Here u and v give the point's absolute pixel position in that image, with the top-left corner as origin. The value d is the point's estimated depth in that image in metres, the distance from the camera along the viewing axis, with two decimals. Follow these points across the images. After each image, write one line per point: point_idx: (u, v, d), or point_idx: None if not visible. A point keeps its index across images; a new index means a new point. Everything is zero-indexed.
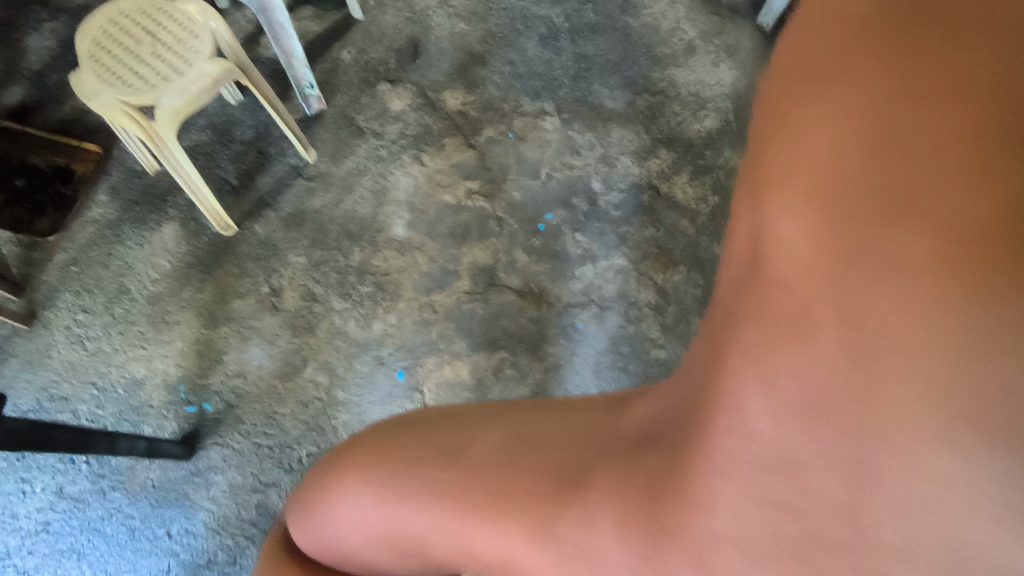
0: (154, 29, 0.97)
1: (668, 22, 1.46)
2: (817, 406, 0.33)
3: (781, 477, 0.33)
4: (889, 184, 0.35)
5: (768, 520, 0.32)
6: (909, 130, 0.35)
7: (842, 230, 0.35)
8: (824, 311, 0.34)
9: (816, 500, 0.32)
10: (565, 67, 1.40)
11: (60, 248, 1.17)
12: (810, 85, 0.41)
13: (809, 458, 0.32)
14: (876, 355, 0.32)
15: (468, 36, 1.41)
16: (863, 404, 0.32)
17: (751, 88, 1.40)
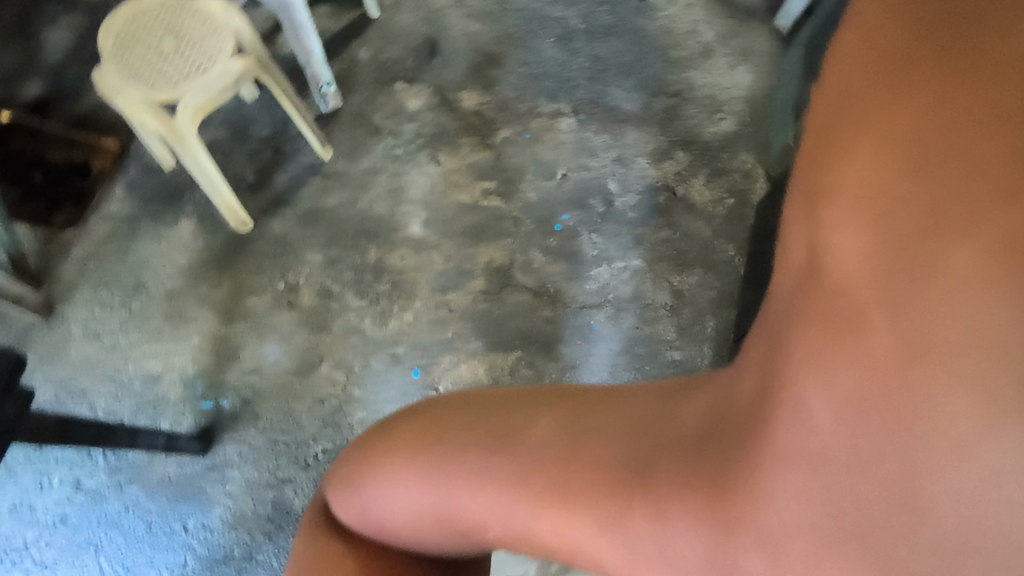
0: (178, 27, 0.97)
1: (684, 24, 1.46)
2: (864, 409, 0.29)
3: (827, 483, 0.30)
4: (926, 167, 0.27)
5: (819, 522, 0.30)
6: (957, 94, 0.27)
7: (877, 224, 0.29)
8: (865, 310, 0.29)
9: (864, 508, 0.29)
10: (580, 68, 1.40)
11: (77, 243, 1.17)
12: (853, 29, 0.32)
13: (858, 464, 0.29)
14: (921, 363, 0.27)
15: (484, 36, 1.41)
16: (910, 414, 0.28)
17: (767, 90, 1.40)
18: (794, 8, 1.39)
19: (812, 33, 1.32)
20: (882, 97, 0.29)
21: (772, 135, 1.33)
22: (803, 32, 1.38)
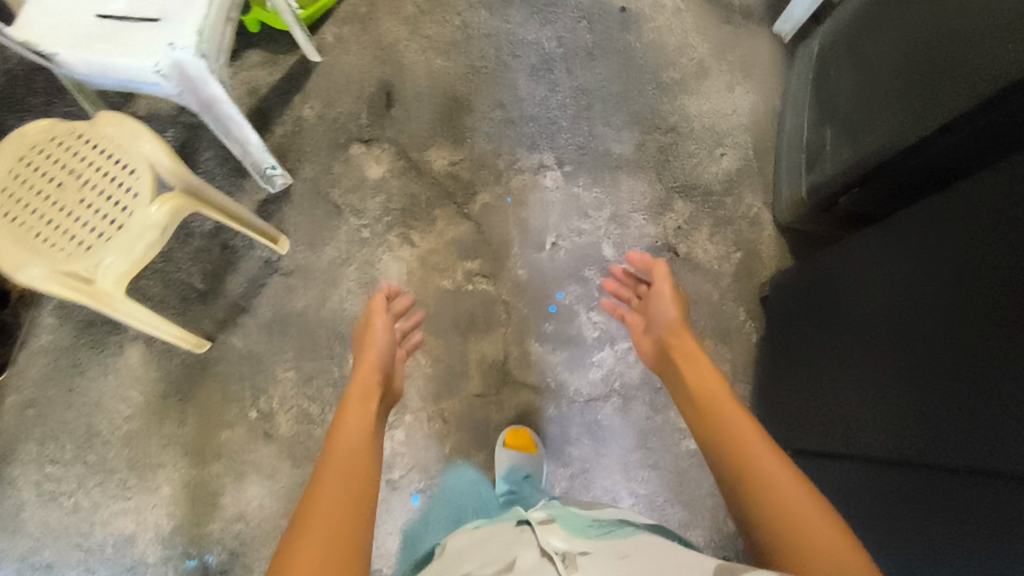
0: (77, 164, 0.79)
1: (675, 37, 1.27)
2: (344, 455, 0.67)
3: (349, 451, 0.68)
4: (349, 449, 0.68)
5: (338, 458, 0.67)
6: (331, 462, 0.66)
7: (340, 451, 0.68)
8: (338, 459, 0.66)
9: (344, 446, 0.69)
10: (564, 107, 1.21)
11: (11, 387, 1.03)
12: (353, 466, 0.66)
13: (348, 447, 0.69)
14: (343, 456, 0.67)
15: (449, 74, 1.21)
16: (354, 451, 0.68)
17: (770, 114, 1.24)
18: (800, 12, 1.20)
19: (822, 48, 1.14)
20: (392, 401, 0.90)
21: (781, 173, 1.18)
22: (813, 40, 1.19)
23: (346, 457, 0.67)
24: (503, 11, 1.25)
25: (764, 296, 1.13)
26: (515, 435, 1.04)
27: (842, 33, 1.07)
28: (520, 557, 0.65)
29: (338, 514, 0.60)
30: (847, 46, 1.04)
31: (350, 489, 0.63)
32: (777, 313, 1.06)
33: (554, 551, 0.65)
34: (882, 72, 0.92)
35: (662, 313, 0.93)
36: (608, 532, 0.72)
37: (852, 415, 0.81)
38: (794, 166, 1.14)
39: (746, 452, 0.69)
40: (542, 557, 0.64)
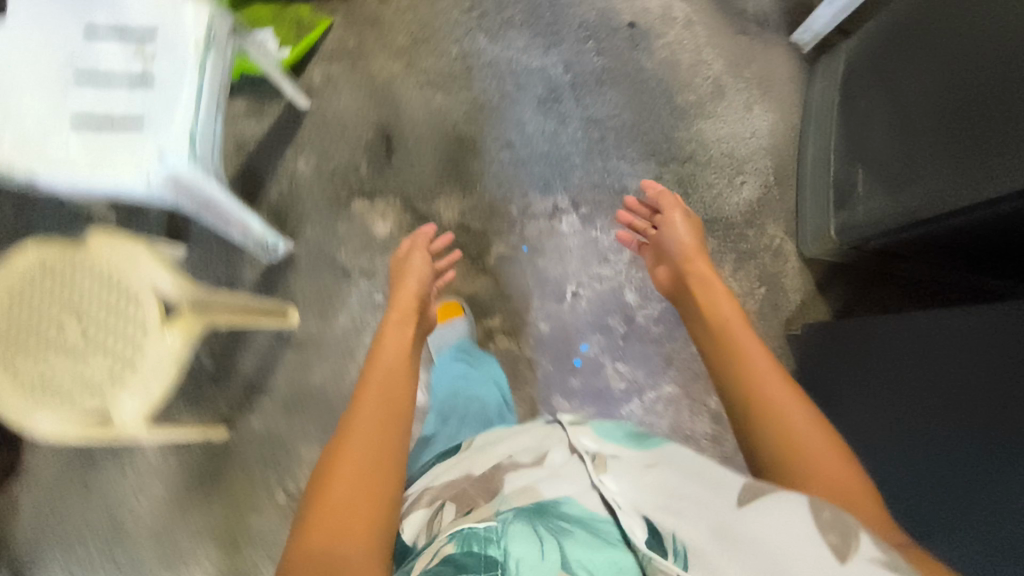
0: (73, 299, 0.72)
1: (688, 54, 1.18)
2: (381, 385, 0.73)
3: (385, 380, 0.74)
4: (385, 376, 0.74)
5: (376, 387, 0.72)
6: (372, 390, 0.72)
7: (377, 381, 0.73)
8: (373, 388, 0.72)
9: (380, 377, 0.74)
10: (575, 141, 1.14)
11: (26, 490, 0.99)
12: (386, 392, 0.71)
13: (382, 377, 0.74)
14: (381, 385, 0.73)
15: (451, 112, 1.13)
16: (391, 382, 0.74)
17: (792, 135, 1.18)
18: (822, 23, 1.12)
19: (849, 71, 1.07)
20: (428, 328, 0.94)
21: (804, 202, 1.14)
22: (837, 56, 1.11)
23: (386, 390, 0.72)
24: (503, 35, 1.15)
25: (792, 335, 1.11)
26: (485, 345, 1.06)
27: (873, 62, 1.01)
28: (551, 455, 0.63)
29: (371, 439, 0.65)
30: (883, 79, 0.97)
31: (386, 422, 0.68)
32: (811, 363, 1.05)
33: (584, 451, 0.62)
34: (919, 118, 0.88)
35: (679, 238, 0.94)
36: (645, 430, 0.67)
37: (892, 442, 0.84)
38: (821, 198, 1.09)
39: (752, 380, 0.68)
40: (572, 456, 0.62)
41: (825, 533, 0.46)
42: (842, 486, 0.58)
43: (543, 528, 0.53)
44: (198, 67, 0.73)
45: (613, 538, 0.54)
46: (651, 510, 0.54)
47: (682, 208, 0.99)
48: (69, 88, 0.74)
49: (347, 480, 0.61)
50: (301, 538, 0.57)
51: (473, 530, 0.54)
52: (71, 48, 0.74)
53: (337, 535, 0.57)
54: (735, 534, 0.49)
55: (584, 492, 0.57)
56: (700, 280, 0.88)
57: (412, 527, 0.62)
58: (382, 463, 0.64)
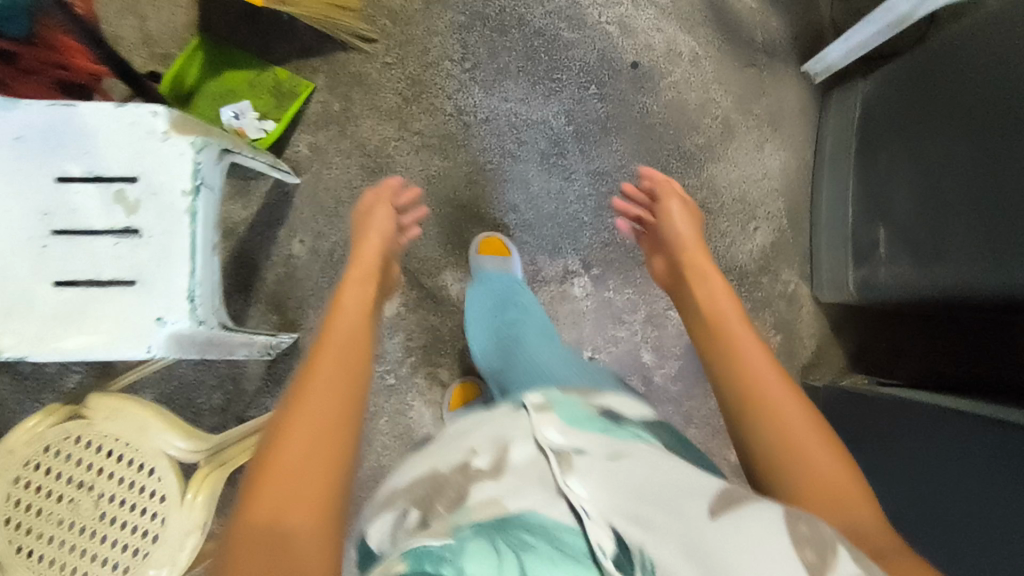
0: (82, 473, 0.68)
1: (696, 92, 1.11)
2: (349, 331, 0.63)
3: (345, 324, 0.64)
4: (344, 317, 0.65)
5: (336, 331, 0.62)
6: (334, 333, 0.62)
7: (336, 325, 0.63)
8: (335, 332, 0.62)
9: (341, 322, 0.64)
10: (582, 198, 1.08)
11: None
12: (348, 338, 0.61)
13: (342, 322, 0.65)
14: (342, 329, 0.63)
15: (450, 176, 1.06)
16: (352, 326, 0.64)
17: (807, 173, 1.12)
18: (836, 58, 1.05)
19: (867, 116, 1.00)
20: (388, 276, 0.84)
21: (821, 247, 1.08)
22: (851, 93, 1.04)
23: (347, 336, 0.62)
24: (499, 86, 1.07)
25: (810, 386, 1.09)
26: (485, 242, 1.04)
27: (892, 111, 0.95)
28: (510, 452, 0.53)
29: (337, 386, 0.55)
30: (904, 124, 0.92)
31: (342, 365, 0.57)
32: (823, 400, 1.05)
33: (550, 447, 0.52)
34: (948, 190, 0.83)
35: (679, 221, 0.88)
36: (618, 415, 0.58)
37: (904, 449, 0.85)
38: (838, 246, 1.05)
39: (756, 373, 0.58)
40: (536, 453, 0.52)
41: (801, 549, 0.38)
42: (836, 479, 0.51)
43: (506, 542, 0.44)
44: (189, 217, 0.67)
45: (578, 551, 0.45)
46: (621, 520, 0.45)
47: (679, 197, 0.90)
48: (48, 245, 0.67)
49: (300, 432, 0.50)
50: (247, 507, 0.47)
51: (427, 547, 0.43)
52: (46, 202, 0.67)
53: (291, 498, 0.47)
54: (710, 552, 0.39)
55: (549, 501, 0.48)
56: (690, 249, 0.83)
57: (376, 531, 0.52)
58: (341, 412, 0.53)
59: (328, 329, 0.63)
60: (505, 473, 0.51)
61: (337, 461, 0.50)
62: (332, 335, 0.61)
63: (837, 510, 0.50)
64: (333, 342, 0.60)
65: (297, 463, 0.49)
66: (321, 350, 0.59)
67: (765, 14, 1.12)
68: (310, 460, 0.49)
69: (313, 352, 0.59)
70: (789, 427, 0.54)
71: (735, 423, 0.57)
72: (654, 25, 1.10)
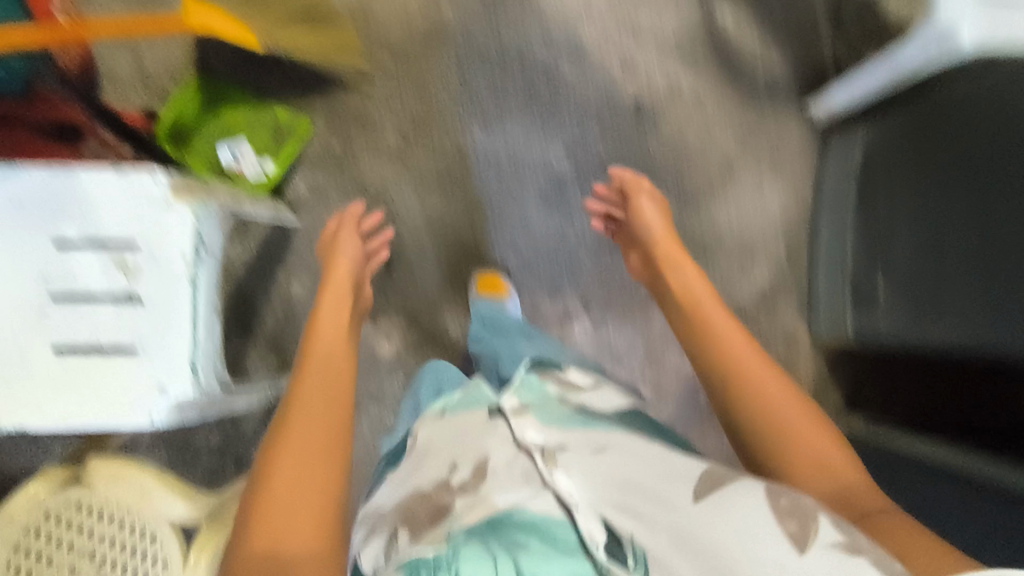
0: (82, 539, 0.67)
1: (696, 131, 1.11)
2: (325, 364, 0.70)
3: (327, 355, 0.72)
4: (325, 351, 0.72)
5: (316, 362, 0.70)
6: (314, 367, 0.69)
7: (316, 358, 0.71)
8: (313, 365, 0.70)
9: (322, 354, 0.72)
10: (581, 237, 1.08)
11: None
12: (324, 369, 0.69)
13: (323, 354, 0.72)
14: (321, 363, 0.70)
15: (450, 216, 1.06)
16: (331, 358, 0.71)
17: (805, 212, 1.12)
18: (838, 102, 1.05)
19: (868, 159, 1.01)
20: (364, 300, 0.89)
21: (819, 287, 1.08)
22: (852, 138, 1.05)
23: (324, 369, 0.69)
24: (500, 124, 1.07)
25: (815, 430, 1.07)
26: (486, 281, 1.03)
27: (895, 157, 0.95)
28: (491, 455, 0.61)
29: (320, 417, 0.62)
30: (908, 170, 0.93)
31: (328, 410, 0.63)
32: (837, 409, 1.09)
33: (533, 448, 0.60)
34: (948, 248, 0.85)
35: (651, 214, 0.91)
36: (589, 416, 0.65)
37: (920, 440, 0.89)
38: (835, 288, 1.05)
39: (736, 364, 0.66)
40: (520, 454, 0.60)
41: (786, 522, 0.46)
42: (816, 440, 0.58)
43: (500, 544, 0.52)
44: (191, 285, 0.67)
45: (571, 544, 0.53)
46: (608, 509, 0.53)
47: (648, 193, 0.94)
48: (47, 311, 0.66)
49: (293, 470, 0.56)
50: (245, 541, 0.52)
51: (423, 559, 0.51)
52: (45, 266, 0.66)
53: (286, 532, 0.52)
54: (693, 541, 0.47)
55: (536, 500, 0.56)
56: (662, 250, 0.87)
57: (369, 558, 0.58)
58: (324, 452, 0.59)
59: (309, 361, 0.70)
60: (487, 477, 0.58)
61: (325, 486, 0.56)
62: (312, 369, 0.69)
63: (819, 469, 0.56)
64: (311, 377, 0.68)
65: (291, 491, 0.55)
66: (303, 385, 0.66)
67: (766, 52, 1.12)
68: (302, 492, 0.55)
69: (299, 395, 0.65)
70: (771, 404, 0.62)
71: (728, 410, 0.65)
72: (655, 63, 1.10)
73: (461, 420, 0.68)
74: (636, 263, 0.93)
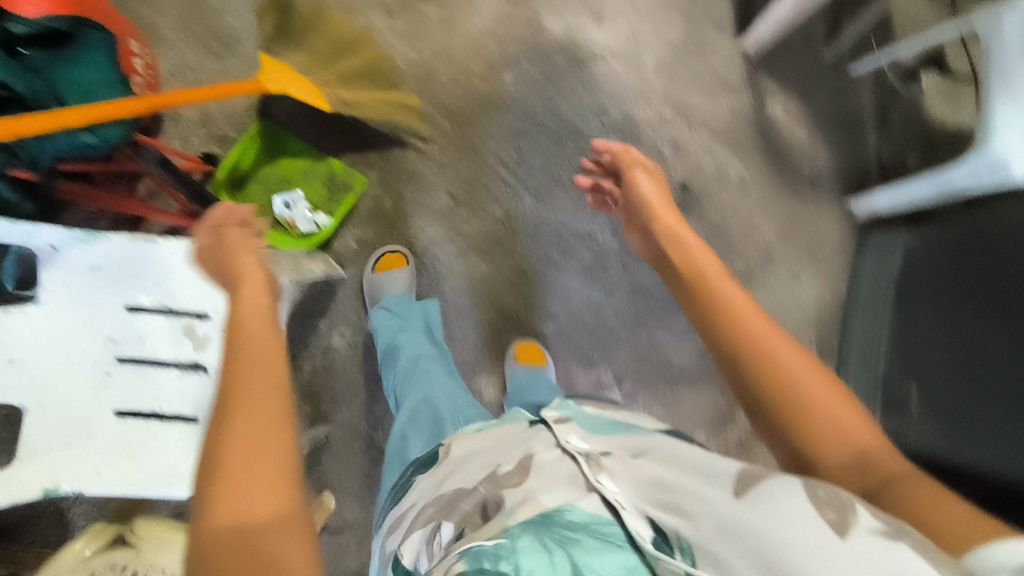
0: None
1: (740, 218, 1.13)
2: (245, 344, 0.51)
3: (251, 331, 0.52)
4: (238, 326, 0.52)
5: (233, 343, 0.51)
6: (233, 346, 0.50)
7: (232, 342, 0.51)
8: (229, 350, 0.50)
9: (241, 332, 0.52)
10: (619, 313, 1.09)
11: None
12: (242, 351, 0.50)
13: (240, 333, 0.52)
14: (239, 345, 0.51)
15: (494, 280, 1.07)
16: (248, 335, 0.52)
17: (839, 307, 1.14)
18: (880, 205, 1.08)
19: (909, 270, 1.03)
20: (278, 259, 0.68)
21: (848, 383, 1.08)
22: (893, 240, 1.07)
23: (247, 350, 0.50)
24: (549, 196, 1.08)
25: None
26: (524, 347, 1.05)
27: (934, 278, 0.98)
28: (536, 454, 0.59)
29: (262, 431, 0.44)
30: (942, 290, 0.95)
31: (263, 419, 0.45)
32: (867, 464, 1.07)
33: (576, 452, 0.58)
34: (981, 362, 0.86)
35: (647, 188, 0.87)
36: (629, 427, 0.64)
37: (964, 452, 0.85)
38: (865, 392, 1.05)
39: (738, 322, 0.59)
40: (564, 456, 0.58)
41: (823, 510, 0.39)
42: (827, 401, 0.52)
43: (552, 539, 0.47)
44: None
45: (619, 540, 0.48)
46: (654, 509, 0.49)
47: (642, 164, 0.90)
48: (113, 373, 0.68)
49: (249, 435, 0.43)
50: (203, 514, 0.41)
51: (483, 547, 0.46)
52: (114, 328, 0.68)
53: (251, 497, 0.41)
54: (739, 527, 0.40)
55: (584, 497, 0.52)
56: (666, 217, 0.80)
57: (410, 552, 0.57)
58: (273, 409, 0.46)
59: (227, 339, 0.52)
60: (534, 473, 0.56)
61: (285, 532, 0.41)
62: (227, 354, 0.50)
63: (837, 431, 0.50)
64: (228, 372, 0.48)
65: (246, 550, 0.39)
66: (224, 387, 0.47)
67: (813, 147, 1.15)
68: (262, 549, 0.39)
69: (238, 335, 0.52)
70: (780, 361, 0.55)
71: (729, 369, 0.58)
72: (704, 149, 1.13)
73: (509, 434, 0.68)
74: (637, 238, 0.87)
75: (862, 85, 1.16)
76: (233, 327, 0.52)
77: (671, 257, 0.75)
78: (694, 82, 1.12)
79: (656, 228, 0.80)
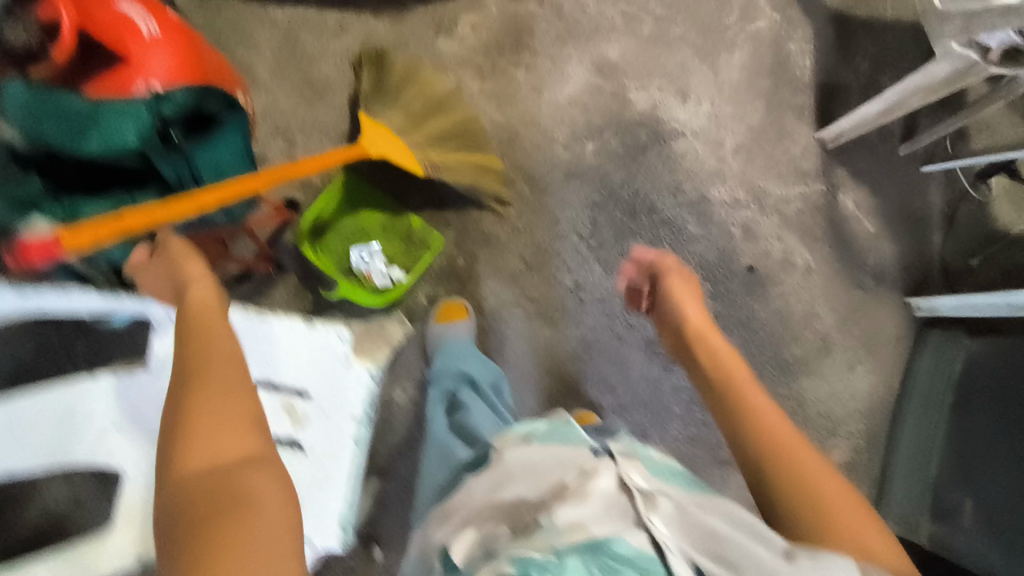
0: None
1: (802, 305, 1.14)
2: (209, 346, 0.60)
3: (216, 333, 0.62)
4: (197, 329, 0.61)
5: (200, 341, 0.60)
6: (199, 344, 0.60)
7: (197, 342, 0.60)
8: (192, 347, 0.60)
9: (211, 332, 0.62)
10: (676, 389, 1.10)
11: None
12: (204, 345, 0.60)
13: (206, 332, 0.61)
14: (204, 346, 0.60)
15: (557, 346, 1.08)
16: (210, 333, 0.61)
17: (889, 401, 1.16)
18: (943, 308, 1.09)
19: (970, 376, 1.04)
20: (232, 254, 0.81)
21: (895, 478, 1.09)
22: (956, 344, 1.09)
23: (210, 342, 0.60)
24: (619, 269, 1.09)
25: None
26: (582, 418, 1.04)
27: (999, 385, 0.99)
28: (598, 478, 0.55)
29: (223, 404, 0.55)
30: (1003, 396, 0.97)
31: (227, 400, 0.55)
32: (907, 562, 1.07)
33: (637, 489, 0.55)
34: None
35: (693, 306, 0.87)
36: (694, 483, 0.60)
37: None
38: (914, 492, 1.06)
39: (773, 440, 0.64)
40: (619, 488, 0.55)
41: None
42: (858, 514, 0.58)
43: (598, 567, 0.48)
44: (354, 445, 0.71)
45: None
46: (703, 559, 0.50)
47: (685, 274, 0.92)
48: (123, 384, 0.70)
49: (213, 399, 0.54)
50: (179, 461, 0.51)
51: (529, 556, 0.46)
52: None
53: (220, 448, 0.52)
54: None
55: (633, 532, 0.51)
56: (700, 328, 0.83)
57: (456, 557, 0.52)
58: (240, 391, 0.57)
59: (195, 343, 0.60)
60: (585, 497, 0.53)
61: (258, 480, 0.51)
62: (192, 346, 0.60)
63: (858, 542, 0.55)
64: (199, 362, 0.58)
65: (217, 484, 0.49)
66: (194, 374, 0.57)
67: (879, 241, 1.16)
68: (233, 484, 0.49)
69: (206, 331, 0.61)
70: (811, 478, 0.60)
71: (759, 482, 0.62)
72: (774, 234, 1.14)
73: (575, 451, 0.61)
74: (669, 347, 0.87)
75: (932, 184, 1.17)
76: (192, 332, 0.61)
77: (702, 363, 0.78)
78: (770, 168, 1.14)
79: (688, 328, 0.83)
